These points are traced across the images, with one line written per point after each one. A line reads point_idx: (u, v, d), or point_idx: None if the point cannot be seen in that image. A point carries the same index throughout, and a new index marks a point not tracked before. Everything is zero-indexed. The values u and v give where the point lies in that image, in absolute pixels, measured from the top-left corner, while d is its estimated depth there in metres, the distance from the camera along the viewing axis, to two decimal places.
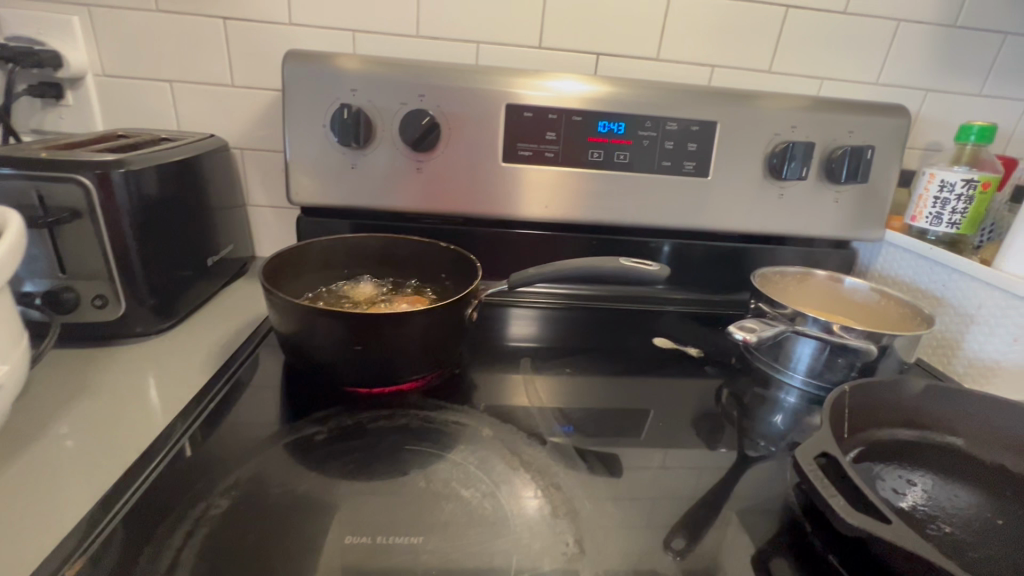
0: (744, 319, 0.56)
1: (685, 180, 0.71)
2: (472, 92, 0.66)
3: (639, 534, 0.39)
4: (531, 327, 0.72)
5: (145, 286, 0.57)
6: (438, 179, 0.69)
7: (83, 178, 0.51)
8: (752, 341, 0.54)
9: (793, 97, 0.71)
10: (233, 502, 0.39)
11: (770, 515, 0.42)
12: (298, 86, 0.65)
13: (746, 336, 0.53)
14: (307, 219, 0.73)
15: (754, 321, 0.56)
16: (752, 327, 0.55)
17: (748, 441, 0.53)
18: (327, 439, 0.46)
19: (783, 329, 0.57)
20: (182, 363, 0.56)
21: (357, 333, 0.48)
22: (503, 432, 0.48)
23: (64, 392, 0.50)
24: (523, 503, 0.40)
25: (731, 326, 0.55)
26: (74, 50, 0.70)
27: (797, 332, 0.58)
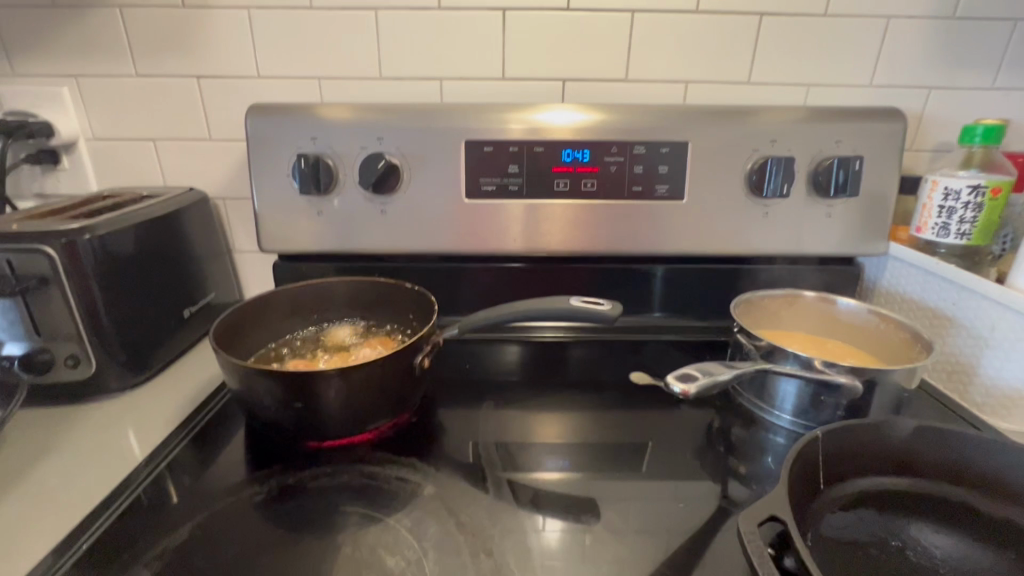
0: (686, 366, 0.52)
1: (659, 204, 0.68)
2: (430, 131, 0.66)
3: None
4: (506, 363, 0.70)
5: (115, 343, 0.59)
6: (403, 219, 0.69)
7: (49, 248, 0.54)
8: (693, 392, 0.49)
9: (790, 109, 0.67)
10: (157, 572, 0.39)
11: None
12: (260, 139, 0.66)
13: (685, 388, 0.49)
14: (282, 264, 0.74)
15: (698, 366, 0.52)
16: (693, 376, 0.50)
17: (731, 482, 0.50)
18: (266, 500, 0.45)
19: (741, 370, 0.51)
20: (149, 417, 0.57)
21: (296, 390, 0.48)
22: (446, 486, 0.46)
23: (32, 451, 0.52)
24: (448, 573, 0.38)
25: (669, 378, 0.50)
26: (65, 118, 0.74)
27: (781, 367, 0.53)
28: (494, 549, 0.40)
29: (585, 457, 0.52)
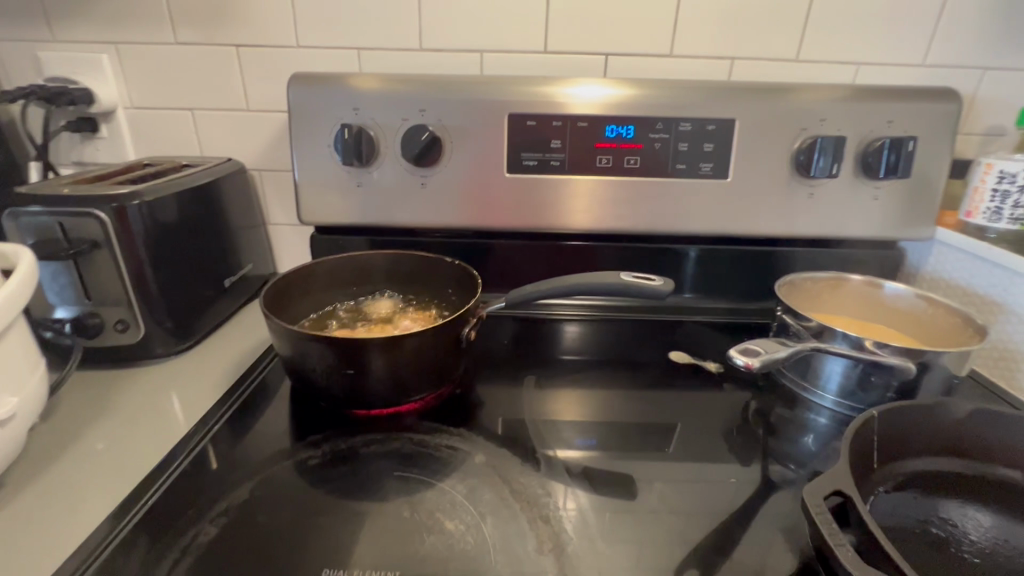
0: (747, 341, 0.51)
1: (703, 183, 0.67)
2: (473, 103, 0.65)
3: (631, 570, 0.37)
4: (542, 340, 0.70)
5: (161, 309, 0.59)
6: (443, 193, 0.68)
7: (100, 213, 0.54)
8: (755, 367, 0.49)
9: (828, 88, 0.65)
10: (221, 529, 0.40)
11: (780, 555, 0.39)
12: (301, 109, 0.66)
13: (748, 362, 0.49)
14: (320, 236, 0.74)
15: (759, 343, 0.51)
16: (756, 352, 0.50)
17: (772, 463, 0.49)
18: (319, 464, 0.46)
19: (801, 349, 0.51)
20: (196, 383, 0.58)
21: (348, 358, 0.48)
22: (496, 455, 0.47)
23: (86, 413, 0.53)
24: (508, 538, 0.38)
25: (731, 351, 0.50)
26: (104, 86, 0.74)
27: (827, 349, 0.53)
28: (550, 516, 0.40)
29: (629, 435, 0.52)
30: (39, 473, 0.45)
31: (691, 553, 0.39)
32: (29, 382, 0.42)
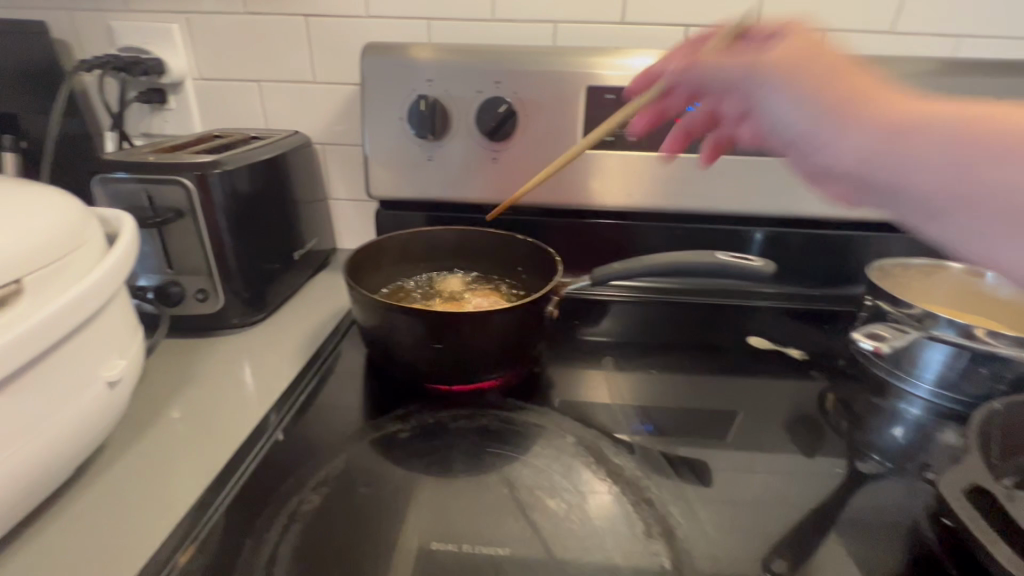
0: (872, 323, 0.55)
1: (788, 162, 0.64)
2: (550, 74, 0.63)
3: (738, 554, 0.37)
4: (611, 322, 0.68)
5: (239, 279, 0.60)
6: (514, 169, 0.67)
7: (185, 180, 0.55)
8: (883, 351, 0.53)
9: (908, 61, 0.62)
10: (324, 498, 0.40)
11: (888, 545, 0.39)
12: (374, 81, 0.65)
13: (876, 346, 0.53)
14: (385, 212, 0.73)
15: (883, 324, 0.54)
16: (882, 335, 0.53)
17: (860, 456, 0.48)
18: (410, 437, 0.46)
19: (917, 333, 0.52)
20: (274, 354, 0.58)
21: (436, 332, 0.48)
22: (586, 436, 0.47)
23: (173, 379, 0.54)
24: (614, 519, 0.38)
25: (857, 334, 0.54)
26: (175, 56, 0.74)
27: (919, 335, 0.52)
28: (653, 499, 0.40)
29: (715, 424, 0.51)
30: (135, 436, 0.46)
31: (797, 546, 0.38)
32: (131, 348, 0.42)
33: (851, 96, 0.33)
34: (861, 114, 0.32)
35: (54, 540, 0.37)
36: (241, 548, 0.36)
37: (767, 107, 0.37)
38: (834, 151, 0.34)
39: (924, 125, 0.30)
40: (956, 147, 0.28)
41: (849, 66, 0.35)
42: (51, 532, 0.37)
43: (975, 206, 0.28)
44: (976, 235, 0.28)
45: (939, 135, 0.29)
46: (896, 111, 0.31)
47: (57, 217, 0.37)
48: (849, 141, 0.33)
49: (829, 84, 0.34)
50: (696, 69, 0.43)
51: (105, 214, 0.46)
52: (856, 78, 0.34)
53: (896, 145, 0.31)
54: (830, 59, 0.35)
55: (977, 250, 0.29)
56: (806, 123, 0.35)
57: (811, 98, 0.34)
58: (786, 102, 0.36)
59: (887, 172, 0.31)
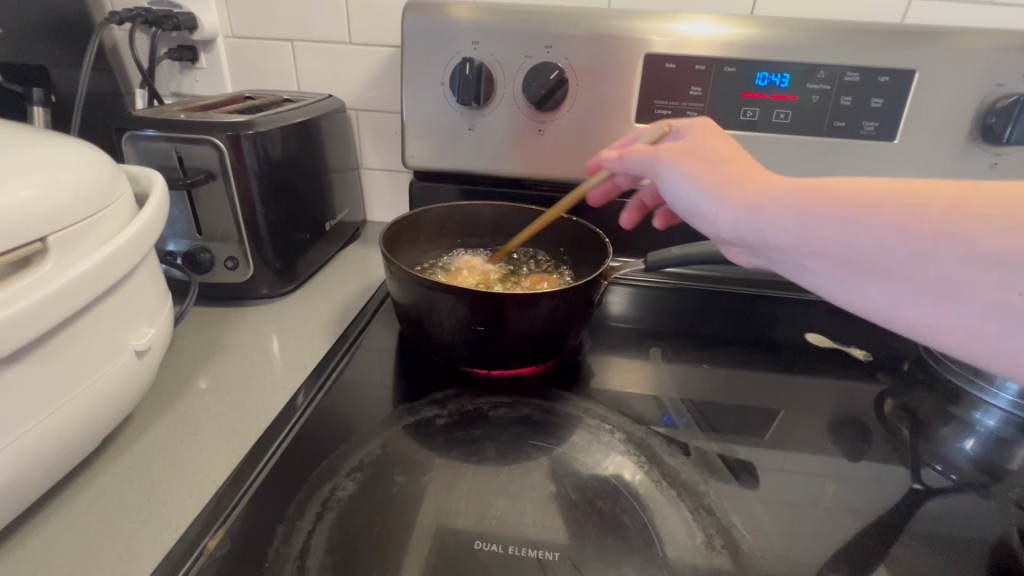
0: None
1: (863, 144, 0.58)
2: (605, 39, 0.58)
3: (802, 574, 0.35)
4: (653, 309, 0.65)
5: (270, 247, 0.57)
6: (561, 142, 0.62)
7: (216, 140, 0.52)
8: None
9: (998, 34, 0.55)
10: (359, 486, 0.38)
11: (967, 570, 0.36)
12: (415, 41, 0.60)
13: None
14: (419, 184, 0.69)
15: None
16: None
17: (923, 466, 0.45)
18: (447, 424, 0.44)
19: None
20: (304, 327, 0.56)
21: (480, 314, 0.45)
22: (636, 433, 0.44)
23: (202, 348, 0.52)
24: (669, 529, 0.36)
25: None
26: (207, 12, 0.71)
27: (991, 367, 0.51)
28: (713, 508, 0.38)
29: (765, 423, 0.48)
30: (162, 407, 0.44)
31: (865, 568, 0.35)
32: (159, 317, 0.40)
33: (776, 191, 0.36)
34: (784, 209, 0.35)
35: (77, 513, 0.35)
36: (273, 535, 0.35)
37: (701, 201, 0.40)
38: (769, 236, 0.36)
39: (865, 209, 0.32)
40: (881, 232, 0.31)
41: (734, 154, 0.42)
42: (75, 504, 0.36)
43: (908, 280, 0.31)
44: (905, 305, 0.32)
45: (864, 220, 0.32)
46: (818, 203, 0.34)
47: (87, 172, 0.34)
48: (781, 228, 0.35)
49: (745, 187, 0.38)
50: (648, 160, 0.43)
51: (133, 172, 0.43)
52: (763, 173, 0.39)
53: (822, 232, 0.33)
54: (739, 159, 0.41)
55: (906, 315, 0.32)
56: (739, 218, 0.37)
57: (733, 194, 0.38)
58: (679, 187, 0.41)
59: (821, 253, 0.34)
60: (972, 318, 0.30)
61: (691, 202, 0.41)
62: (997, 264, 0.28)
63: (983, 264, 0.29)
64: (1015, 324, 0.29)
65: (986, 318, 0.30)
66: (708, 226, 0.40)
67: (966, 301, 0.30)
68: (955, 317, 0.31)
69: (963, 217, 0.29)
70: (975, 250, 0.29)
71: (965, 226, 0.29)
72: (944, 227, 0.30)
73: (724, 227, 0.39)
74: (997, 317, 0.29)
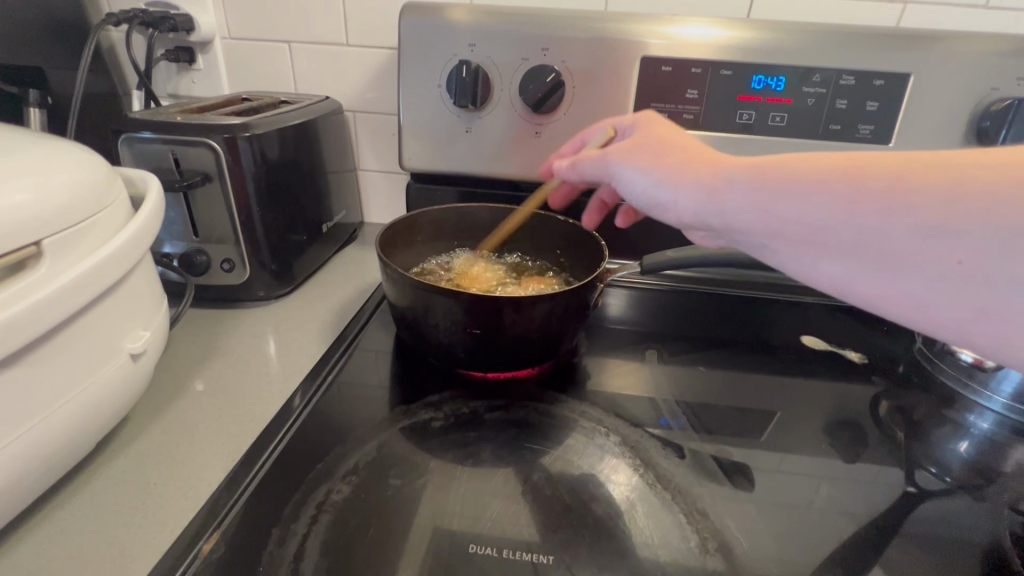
0: None
1: (858, 147, 0.58)
2: (602, 42, 0.58)
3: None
4: (649, 311, 0.65)
5: (266, 250, 0.57)
6: (557, 144, 0.62)
7: (213, 142, 0.52)
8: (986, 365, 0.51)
9: (992, 38, 0.55)
10: (354, 489, 0.38)
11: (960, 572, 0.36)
12: (413, 43, 0.60)
13: (976, 360, 0.52)
14: (416, 186, 0.69)
15: None
16: None
17: (917, 469, 0.45)
18: (443, 427, 0.44)
19: None
20: (301, 329, 0.56)
21: (475, 317, 0.45)
22: (631, 435, 0.45)
23: (198, 351, 0.52)
24: (663, 532, 0.37)
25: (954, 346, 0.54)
26: (204, 13, 0.71)
27: (991, 365, 0.51)
28: (708, 511, 0.38)
29: (760, 425, 0.48)
30: (157, 410, 0.44)
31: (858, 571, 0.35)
32: (154, 319, 0.40)
33: (730, 174, 0.36)
34: (739, 193, 0.35)
35: (72, 516, 0.35)
36: (268, 538, 0.35)
37: (658, 192, 0.40)
38: (729, 220, 0.36)
39: (815, 186, 0.32)
40: (830, 208, 0.32)
41: (695, 145, 0.42)
42: (70, 507, 0.36)
43: (862, 255, 0.32)
44: (859, 279, 0.33)
45: (816, 196, 0.32)
46: (771, 184, 0.34)
47: (81, 175, 0.34)
48: (738, 211, 0.36)
49: (699, 174, 0.38)
50: (600, 165, 0.45)
51: (129, 175, 0.43)
52: (717, 157, 0.39)
53: (779, 212, 0.34)
54: (690, 147, 0.41)
55: (861, 289, 0.33)
56: (699, 206, 0.38)
57: (687, 181, 0.38)
58: (636, 182, 0.42)
59: (780, 233, 0.34)
60: (922, 288, 0.31)
61: (648, 194, 0.41)
62: (940, 231, 0.29)
63: (927, 233, 0.29)
64: (961, 290, 0.30)
65: (934, 286, 0.30)
66: (671, 215, 0.40)
67: (915, 271, 0.30)
68: (906, 288, 0.31)
69: (907, 189, 0.30)
70: (919, 221, 0.29)
71: (909, 198, 0.30)
72: (890, 198, 0.30)
73: (684, 214, 0.39)
74: (943, 284, 0.30)
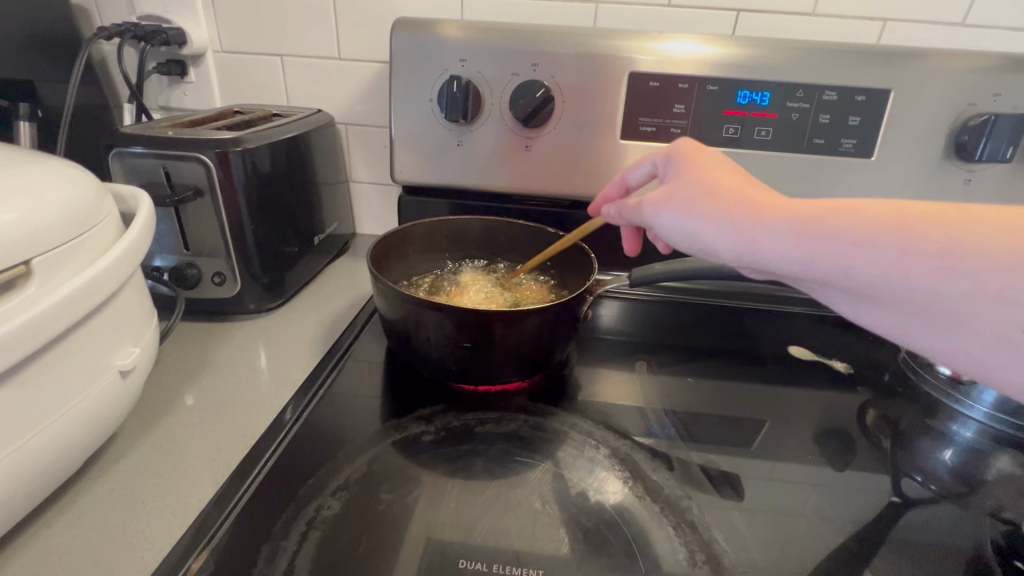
0: None
1: (842, 160, 0.59)
2: (591, 59, 0.59)
3: None
4: (640, 322, 0.66)
5: (257, 263, 0.57)
6: (548, 158, 0.63)
7: (204, 157, 0.52)
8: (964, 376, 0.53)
9: (969, 55, 0.57)
10: (345, 504, 0.38)
11: None
12: (403, 59, 0.61)
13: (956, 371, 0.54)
14: (408, 198, 0.70)
15: None
16: None
17: (902, 477, 0.45)
18: (434, 440, 0.45)
19: None
20: (292, 342, 0.56)
21: (466, 330, 0.45)
22: (621, 447, 0.45)
23: (188, 365, 0.51)
24: (653, 546, 0.37)
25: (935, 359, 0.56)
26: (196, 27, 0.71)
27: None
28: (697, 522, 0.39)
29: (749, 435, 0.48)
30: (147, 425, 0.44)
31: None
32: (144, 336, 0.40)
33: (771, 225, 0.35)
34: (782, 242, 0.35)
35: (59, 535, 0.35)
36: (257, 556, 0.35)
37: (695, 239, 0.39)
38: (770, 266, 0.36)
39: (866, 243, 0.32)
40: (879, 264, 0.31)
41: (738, 178, 0.40)
42: (58, 526, 0.35)
43: (910, 311, 0.32)
44: (912, 331, 0.33)
45: (863, 254, 0.32)
46: (815, 238, 0.33)
47: (73, 194, 0.34)
48: (782, 260, 0.35)
49: (738, 219, 0.37)
50: (638, 215, 0.44)
51: (121, 191, 0.43)
52: (762, 198, 0.37)
53: (823, 265, 0.33)
54: (729, 182, 0.39)
55: (913, 339, 0.33)
56: (738, 253, 0.37)
57: (725, 227, 0.37)
58: (673, 228, 0.41)
59: (824, 282, 0.34)
60: (977, 349, 0.30)
61: (688, 240, 0.40)
62: (1001, 298, 0.29)
63: (985, 298, 0.29)
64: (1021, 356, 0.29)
65: (991, 348, 0.30)
66: (710, 256, 0.40)
67: (970, 333, 0.30)
68: (958, 346, 0.31)
69: (965, 251, 0.29)
70: (978, 285, 0.29)
71: (966, 261, 0.29)
72: (946, 260, 0.30)
73: (726, 259, 0.38)
74: (999, 348, 0.30)
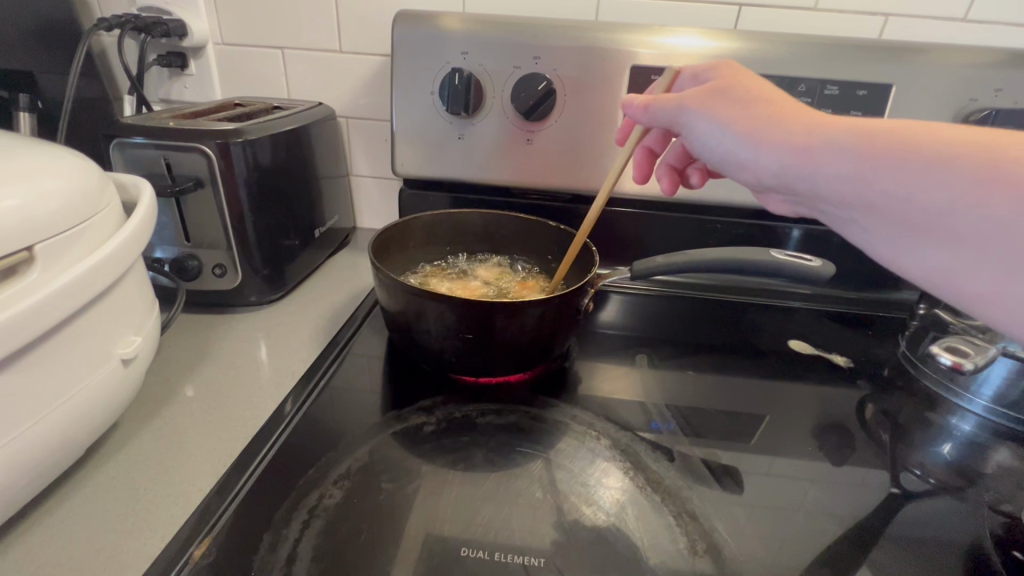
0: (953, 340, 0.51)
1: None
2: (593, 52, 0.59)
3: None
4: (640, 317, 0.66)
5: (258, 255, 0.57)
6: (549, 151, 0.63)
7: (206, 148, 0.52)
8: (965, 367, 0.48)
9: (971, 50, 0.57)
10: (347, 494, 0.39)
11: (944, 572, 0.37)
12: (405, 51, 0.61)
13: (957, 361, 0.49)
14: (409, 191, 0.70)
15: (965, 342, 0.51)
16: (966, 352, 0.49)
17: (902, 470, 0.46)
18: (436, 431, 0.45)
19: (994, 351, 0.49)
20: (293, 334, 0.56)
21: (467, 322, 0.45)
22: (622, 438, 0.45)
23: (189, 356, 0.51)
24: (654, 535, 0.37)
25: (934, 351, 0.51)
26: (197, 19, 0.71)
27: (994, 352, 0.49)
28: (697, 513, 0.39)
29: (749, 428, 0.48)
30: (148, 415, 0.44)
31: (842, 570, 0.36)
32: (145, 325, 0.40)
33: (828, 135, 0.35)
34: (840, 155, 0.34)
35: (60, 523, 0.35)
36: (258, 543, 0.35)
37: (739, 148, 0.40)
38: (822, 184, 0.36)
39: (937, 165, 0.31)
40: (947, 188, 0.30)
41: (792, 100, 0.40)
42: (60, 513, 0.35)
43: (968, 245, 0.31)
44: (963, 273, 0.31)
45: (930, 175, 0.31)
46: (879, 151, 0.33)
47: (75, 181, 0.34)
48: (835, 176, 0.35)
49: (791, 130, 0.37)
50: (672, 110, 0.43)
51: (122, 180, 0.43)
52: (814, 113, 0.38)
53: (883, 185, 0.33)
54: (780, 96, 0.40)
55: (962, 284, 0.32)
56: (786, 164, 0.37)
57: (776, 138, 0.38)
58: (712, 132, 0.41)
59: (877, 208, 0.34)
60: None
61: (727, 151, 0.41)
62: None
63: None
64: None
65: None
66: (751, 173, 0.41)
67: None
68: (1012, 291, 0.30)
69: None
70: None
71: None
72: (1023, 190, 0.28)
73: (771, 173, 0.39)
74: None
